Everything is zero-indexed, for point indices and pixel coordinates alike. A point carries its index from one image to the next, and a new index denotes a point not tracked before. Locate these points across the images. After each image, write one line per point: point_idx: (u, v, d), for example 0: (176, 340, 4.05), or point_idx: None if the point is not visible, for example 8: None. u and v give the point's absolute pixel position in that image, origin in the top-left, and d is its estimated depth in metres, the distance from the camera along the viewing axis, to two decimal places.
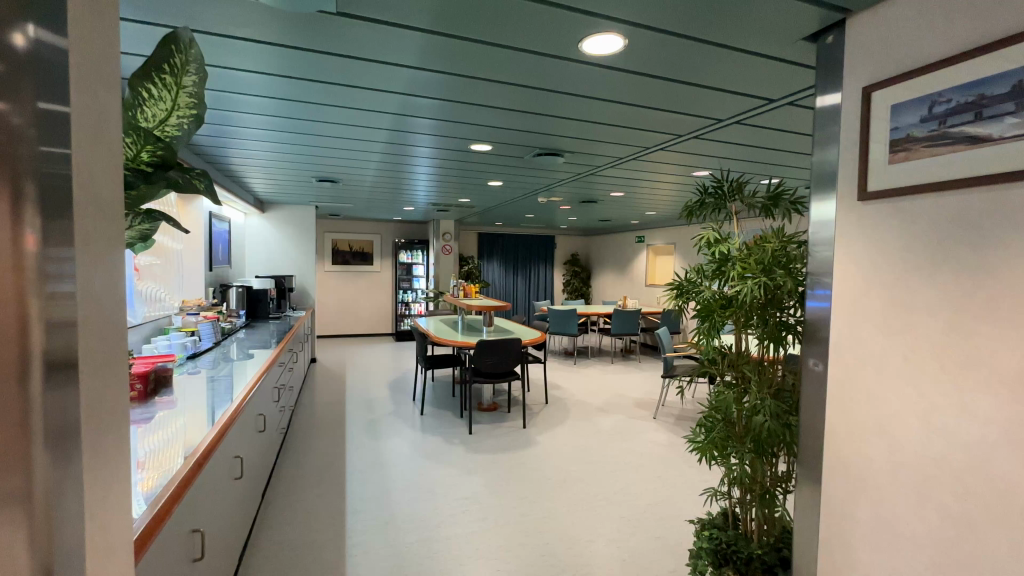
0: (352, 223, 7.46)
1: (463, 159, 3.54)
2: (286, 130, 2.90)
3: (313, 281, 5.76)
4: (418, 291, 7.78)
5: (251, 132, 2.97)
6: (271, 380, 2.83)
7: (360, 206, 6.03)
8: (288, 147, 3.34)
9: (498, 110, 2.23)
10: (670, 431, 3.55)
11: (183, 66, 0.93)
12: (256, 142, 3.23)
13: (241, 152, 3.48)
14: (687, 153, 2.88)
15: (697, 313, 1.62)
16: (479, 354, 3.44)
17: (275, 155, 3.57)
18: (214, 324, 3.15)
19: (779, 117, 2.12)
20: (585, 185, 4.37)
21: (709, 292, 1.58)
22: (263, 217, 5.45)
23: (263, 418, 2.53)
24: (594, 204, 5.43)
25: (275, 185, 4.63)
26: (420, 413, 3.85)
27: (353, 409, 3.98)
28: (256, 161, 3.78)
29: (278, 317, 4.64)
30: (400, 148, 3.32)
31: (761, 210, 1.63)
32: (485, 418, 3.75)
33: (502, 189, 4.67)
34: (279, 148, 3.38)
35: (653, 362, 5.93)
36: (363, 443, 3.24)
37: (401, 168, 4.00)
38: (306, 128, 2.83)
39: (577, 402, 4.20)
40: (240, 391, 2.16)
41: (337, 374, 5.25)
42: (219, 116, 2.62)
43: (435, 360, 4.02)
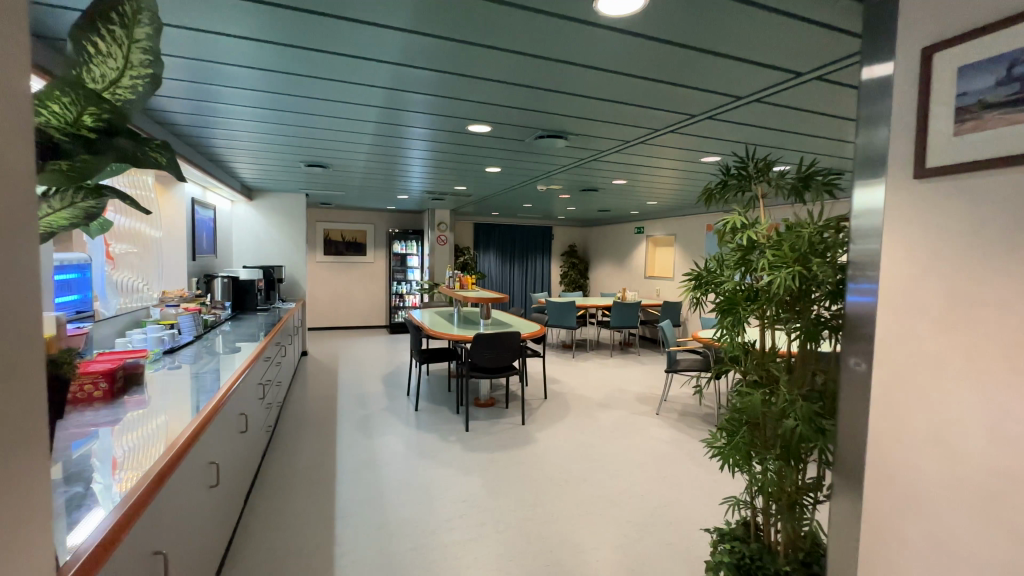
0: (344, 212, 7.25)
1: (461, 143, 3.36)
2: (270, 109, 2.69)
3: (304, 271, 5.57)
4: (413, 282, 7.60)
5: (232, 111, 2.76)
6: (255, 377, 2.66)
7: (353, 194, 5.82)
8: (273, 129, 3.13)
9: (500, 84, 2.04)
10: (674, 427, 3.43)
11: (134, 16, 0.74)
12: (240, 123, 3.02)
13: (224, 133, 3.26)
14: (698, 136, 2.71)
15: (719, 306, 1.47)
16: (477, 349, 3.28)
17: (261, 138, 3.36)
18: (195, 317, 2.97)
19: (803, 95, 1.96)
20: (586, 172, 4.20)
21: (732, 284, 1.43)
22: (251, 205, 5.25)
23: (246, 417, 2.36)
24: (594, 193, 5.27)
25: (262, 170, 4.41)
26: (414, 408, 3.71)
27: (345, 406, 3.80)
28: (240, 145, 3.56)
29: (266, 308, 4.45)
30: (394, 131, 3.12)
31: (791, 192, 1.48)
32: (482, 414, 3.61)
33: (500, 177, 4.49)
34: (265, 130, 3.16)
35: (653, 356, 5.82)
36: (355, 442, 3.09)
37: (394, 153, 3.80)
38: (291, 106, 2.62)
39: (577, 397, 4.07)
40: (219, 389, 1.98)
41: (329, 368, 5.07)
42: (197, 92, 2.41)
43: (430, 355, 3.85)
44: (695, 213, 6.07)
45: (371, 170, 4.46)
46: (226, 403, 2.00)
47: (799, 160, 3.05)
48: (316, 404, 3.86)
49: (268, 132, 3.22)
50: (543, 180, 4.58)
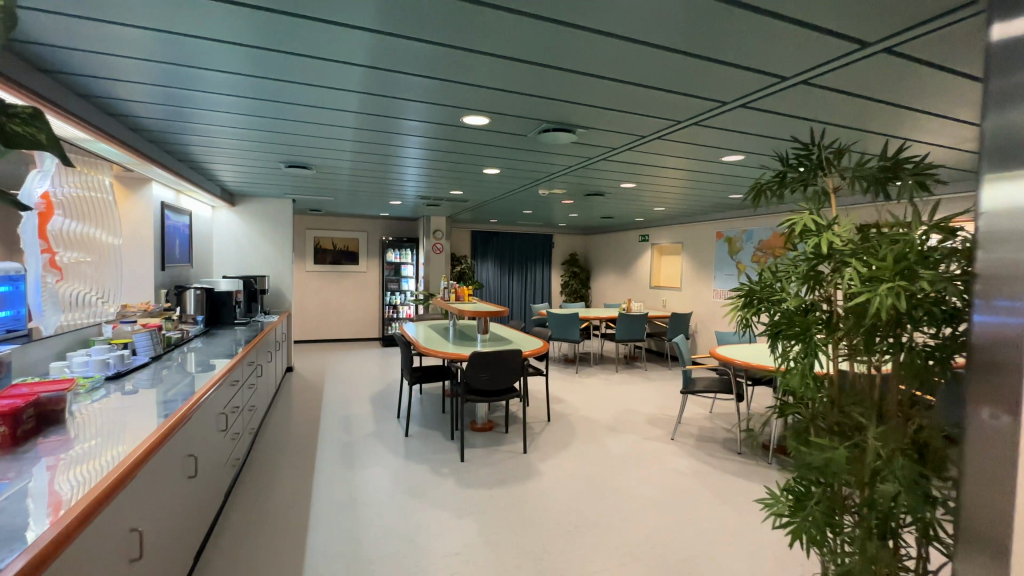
0: (336, 219, 6.93)
1: (462, 145, 3.07)
2: (254, 111, 2.42)
3: (290, 282, 5.21)
4: (407, 293, 7.26)
5: (213, 114, 2.50)
6: (221, 404, 2.33)
7: (344, 200, 5.50)
8: (257, 133, 2.86)
9: (502, 65, 1.71)
10: (692, 456, 3.09)
11: None
12: (218, 128, 2.76)
13: (203, 139, 3.00)
14: (723, 130, 2.41)
15: (784, 332, 1.16)
16: (474, 369, 2.94)
17: (243, 142, 3.09)
18: (155, 335, 2.60)
19: (860, 72, 1.66)
20: (591, 175, 3.90)
21: (797, 303, 1.13)
22: (234, 211, 4.93)
23: (198, 459, 1.99)
24: (598, 199, 4.97)
25: (247, 175, 4.12)
26: (404, 433, 3.36)
27: (328, 431, 3.44)
28: (220, 150, 3.28)
29: (245, 322, 4.10)
30: (391, 133, 2.83)
31: (869, 185, 1.16)
32: (479, 440, 3.26)
33: (498, 180, 4.18)
34: (249, 135, 2.91)
35: (660, 371, 5.49)
36: (335, 476, 2.73)
37: (389, 156, 3.51)
38: (276, 106, 2.34)
39: (583, 419, 3.73)
40: (165, 420, 1.70)
41: (315, 386, 4.72)
42: (168, 91, 2.14)
43: (423, 373, 3.51)
44: (703, 220, 5.79)
45: (364, 174, 4.16)
46: (171, 438, 1.71)
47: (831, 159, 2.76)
48: (298, 428, 3.50)
49: (253, 137, 2.96)
50: (545, 184, 4.28)
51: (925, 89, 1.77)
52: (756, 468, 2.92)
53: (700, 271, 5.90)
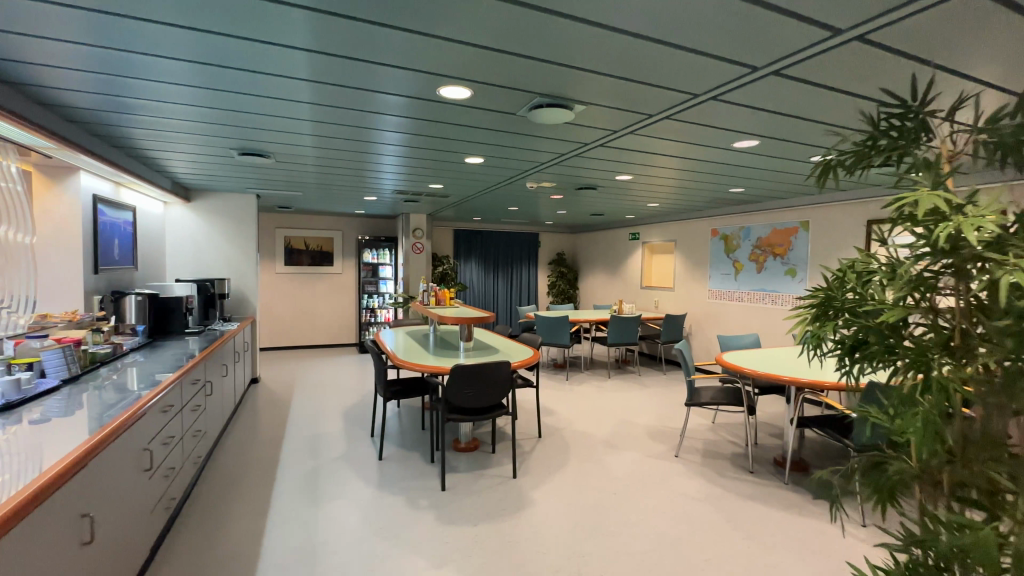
0: (309, 218, 6.48)
1: (443, 133, 2.71)
2: (202, 83, 1.97)
3: (254, 285, 4.75)
4: (386, 295, 6.84)
5: (150, 87, 2.04)
6: (148, 436, 1.92)
7: (315, 196, 5.06)
8: (210, 116, 2.43)
9: (489, 10, 1.33)
10: (700, 476, 2.77)
11: None
12: (160, 108, 2.31)
13: (142, 123, 2.55)
14: (741, 108, 2.09)
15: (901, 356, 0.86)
16: (457, 384, 2.58)
17: (190, 129, 2.65)
18: (68, 353, 2.16)
19: (932, 25, 1.33)
20: (583, 167, 3.56)
21: (898, 313, 0.84)
22: (189, 207, 4.46)
23: (104, 517, 1.56)
24: (588, 194, 4.64)
25: (199, 166, 3.66)
26: (378, 456, 2.97)
27: (290, 455, 3.02)
28: (162, 138, 2.83)
29: (198, 331, 3.66)
30: (365, 118, 2.45)
31: (999, 152, 0.85)
32: (463, 463, 2.89)
33: (481, 173, 3.83)
34: (201, 119, 2.48)
35: (655, 377, 5.19)
36: (294, 514, 2.33)
37: (360, 147, 3.13)
38: (227, 75, 1.89)
39: (578, 435, 3.39)
40: (51, 464, 1.30)
41: (282, 399, 4.30)
42: (87, 51, 1.67)
43: (400, 388, 3.10)
44: (697, 216, 5.52)
45: (332, 167, 3.76)
46: (65, 486, 1.31)
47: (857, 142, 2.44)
48: (255, 452, 3.07)
49: (205, 122, 2.53)
50: (532, 177, 3.93)
51: (1002, 50, 1.45)
52: (771, 489, 2.62)
53: (695, 270, 5.61)
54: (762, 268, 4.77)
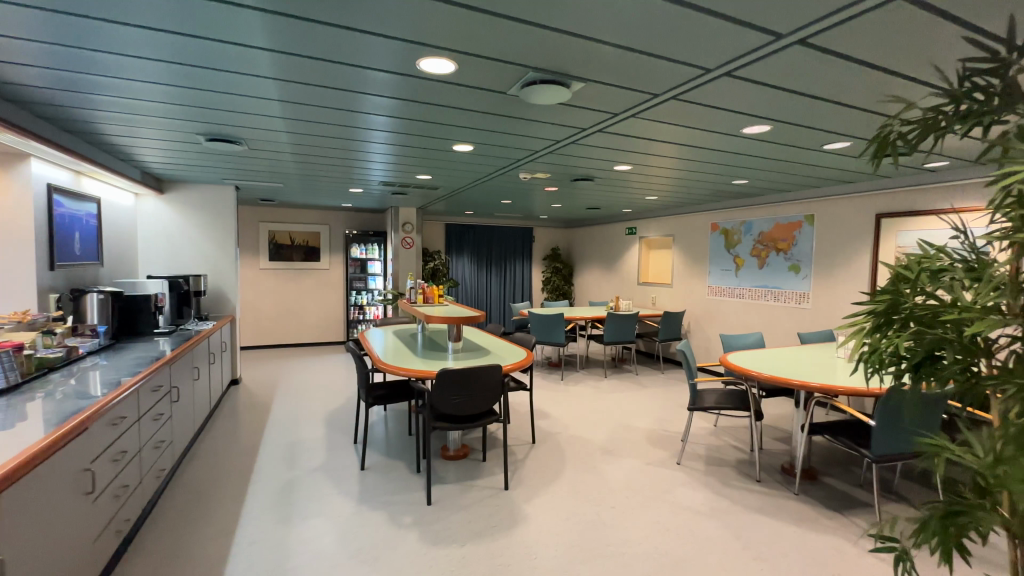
0: (294, 212, 6.24)
1: (433, 118, 2.47)
2: (150, 53, 1.72)
3: (233, 282, 4.50)
4: (375, 292, 6.63)
5: (92, 60, 1.78)
6: (92, 454, 1.69)
7: (297, 188, 4.81)
8: (172, 94, 2.18)
9: None
10: (703, 486, 2.60)
11: None
12: (112, 85, 2.05)
13: (96, 104, 2.29)
14: (755, 87, 1.89)
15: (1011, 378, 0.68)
16: (445, 389, 2.38)
17: (152, 110, 2.39)
18: (6, 359, 1.93)
19: None
20: (579, 157, 3.35)
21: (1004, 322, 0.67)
22: (162, 199, 4.21)
23: (28, 555, 1.34)
24: (584, 186, 4.44)
25: (171, 156, 3.40)
26: (361, 466, 2.78)
27: (265, 465, 2.81)
28: (122, 121, 2.57)
29: (170, 332, 3.43)
30: (346, 99, 2.20)
31: None
32: (451, 473, 2.69)
33: (473, 163, 3.61)
34: (163, 98, 2.22)
35: (653, 376, 5.02)
36: (264, 533, 2.13)
37: (345, 134, 2.87)
38: (176, 45, 1.64)
39: (573, 440, 3.21)
40: None
41: (264, 401, 4.09)
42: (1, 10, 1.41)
43: (385, 393, 2.89)
44: (696, 210, 5.35)
45: (315, 157, 3.51)
46: None
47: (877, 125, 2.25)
48: (227, 463, 2.85)
49: (167, 101, 2.27)
50: (525, 168, 3.72)
51: None
52: (781, 500, 2.45)
53: (693, 265, 5.44)
54: (763, 264, 4.60)
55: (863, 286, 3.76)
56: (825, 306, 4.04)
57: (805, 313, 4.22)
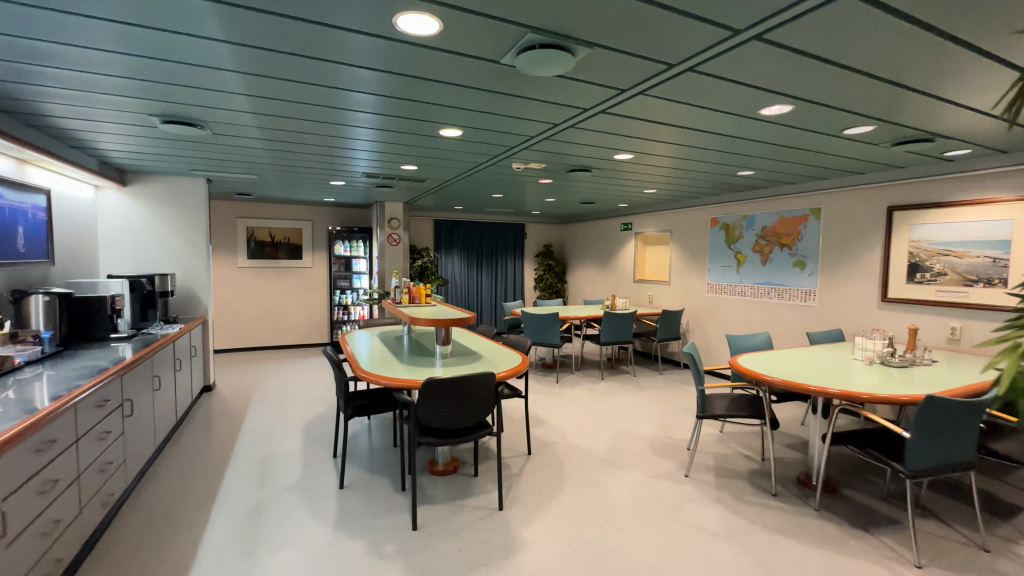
0: (273, 207, 5.93)
1: (421, 96, 2.19)
2: (73, 5, 1.41)
3: (205, 282, 4.19)
4: (360, 291, 6.33)
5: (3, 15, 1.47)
6: (4, 489, 1.40)
7: (275, 181, 4.50)
8: (121, 66, 1.87)
9: None
10: (716, 502, 2.39)
11: None
12: (47, 52, 1.73)
13: (32, 76, 1.96)
14: (785, 57, 1.66)
15: None
16: (433, 401, 2.12)
17: (100, 86, 2.07)
18: None
19: None
20: (577, 147, 3.11)
21: None
22: (124, 191, 3.88)
23: None
24: (580, 178, 4.21)
25: (132, 143, 3.07)
26: (339, 485, 2.51)
27: (233, 484, 2.53)
28: (67, 99, 2.24)
29: (130, 336, 3.13)
30: (320, 71, 1.90)
31: None
32: (440, 491, 2.44)
33: (464, 152, 3.33)
34: (111, 70, 1.91)
35: (651, 378, 4.81)
36: (226, 568, 1.86)
37: (325, 118, 2.57)
38: None
39: (572, 450, 2.98)
40: None
41: (238, 409, 3.79)
42: None
43: (367, 403, 2.62)
44: (695, 204, 5.14)
45: (292, 146, 3.20)
46: None
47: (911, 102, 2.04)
48: (191, 482, 2.56)
49: (117, 74, 1.96)
50: (518, 157, 3.47)
51: None
52: (801, 518, 2.24)
53: (692, 262, 5.24)
54: (767, 260, 4.42)
55: (873, 283, 3.58)
56: (833, 304, 3.86)
57: (811, 311, 4.04)
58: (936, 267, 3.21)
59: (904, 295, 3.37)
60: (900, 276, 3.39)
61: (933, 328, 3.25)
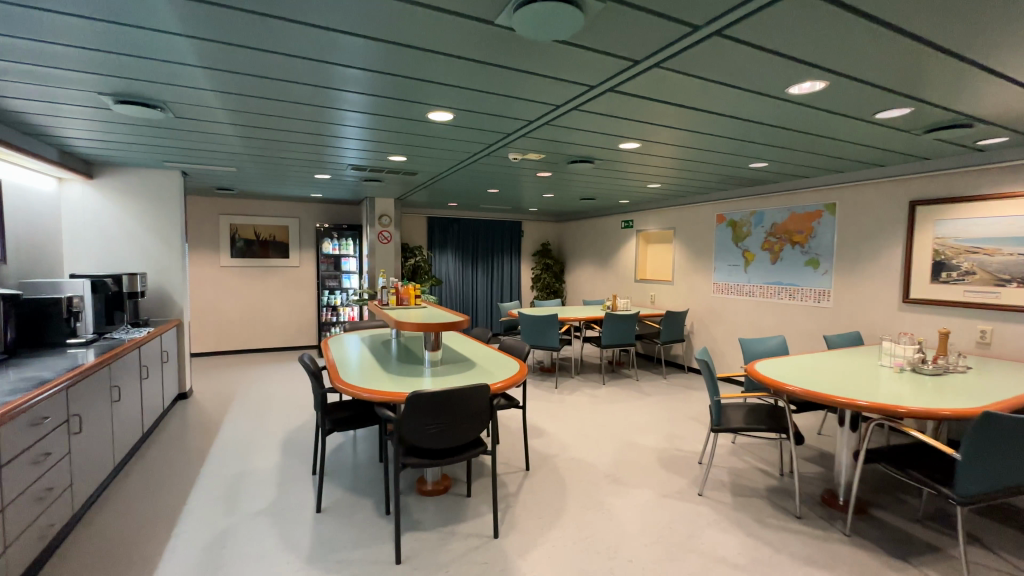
0: (258, 203, 5.66)
1: (418, 72, 1.91)
2: None
3: (181, 282, 3.92)
4: (350, 291, 6.06)
5: None
6: None
7: (255, 175, 4.21)
8: (78, 31, 1.58)
9: None
10: (735, 526, 2.15)
11: None
12: None
13: None
14: (830, 17, 1.40)
15: None
16: (419, 417, 1.88)
17: (54, 57, 1.78)
18: None
19: None
20: (581, 136, 2.86)
21: None
22: (91, 184, 3.60)
23: None
24: (581, 171, 3.96)
25: (96, 130, 2.78)
26: (316, 508, 2.25)
27: (198, 508, 2.28)
28: (18, 74, 1.95)
29: (91, 342, 2.87)
30: (285, 36, 1.61)
31: None
32: (429, 516, 2.19)
33: (459, 142, 3.07)
34: (40, 35, 1.61)
35: (655, 383, 4.58)
36: None
37: (311, 99, 2.28)
38: None
39: (574, 465, 2.73)
40: None
41: (214, 418, 3.53)
42: None
43: (348, 416, 2.37)
44: (700, 200, 4.91)
45: (274, 134, 2.91)
46: None
47: (960, 76, 1.79)
48: (152, 505, 2.29)
49: (74, 43, 1.67)
50: (515, 148, 3.20)
51: None
52: (832, 546, 2.00)
53: (696, 260, 5.01)
54: (777, 258, 4.19)
55: (893, 283, 3.36)
56: (850, 305, 3.64)
57: (825, 313, 3.82)
58: (963, 266, 2.98)
59: (928, 296, 3.15)
60: (923, 276, 3.17)
61: (960, 332, 3.02)
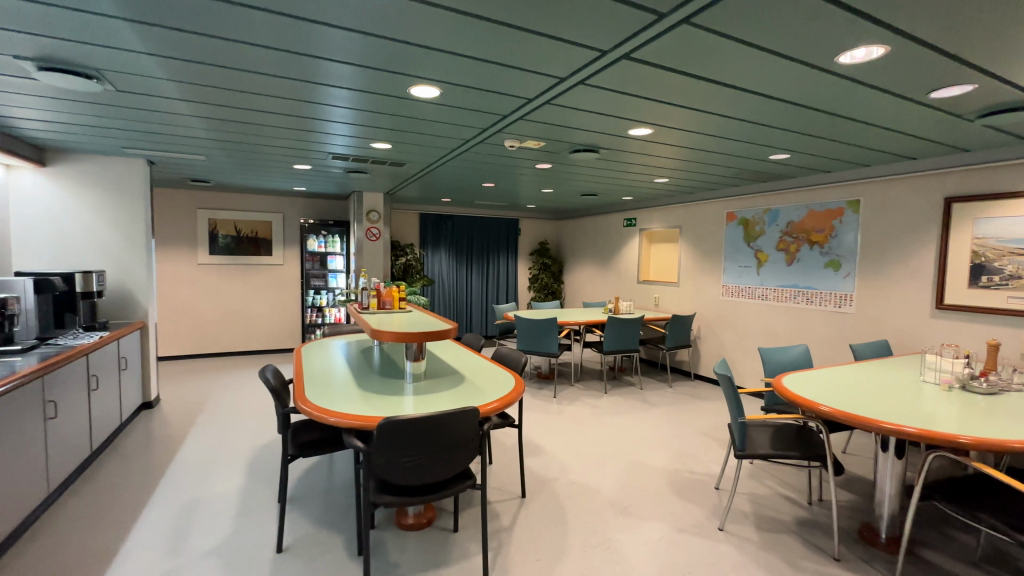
0: (239, 197, 5.33)
1: (407, 32, 1.57)
2: None
3: (145, 281, 3.59)
4: (336, 291, 5.74)
5: None
6: None
7: (231, 165, 3.85)
8: None
9: None
10: (763, 569, 1.85)
11: None
12: None
13: None
14: None
15: None
16: (394, 449, 1.57)
17: None
18: None
19: None
20: (588, 120, 2.53)
21: None
22: (44, 173, 3.26)
23: None
24: (584, 163, 3.65)
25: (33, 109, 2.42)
26: (278, 547, 1.93)
27: (140, 545, 1.95)
28: None
29: (30, 348, 2.53)
30: None
31: None
32: (408, 557, 1.88)
33: (454, 126, 2.72)
34: None
35: (660, 392, 4.28)
36: None
37: (287, 71, 1.94)
38: None
39: (576, 491, 2.42)
40: None
41: (179, 432, 3.21)
42: None
43: (318, 439, 2.06)
44: (710, 197, 4.60)
45: (244, 116, 2.56)
46: None
47: None
48: (86, 542, 1.97)
49: None
50: (515, 134, 2.87)
51: None
52: None
53: (704, 260, 4.72)
54: (793, 259, 3.90)
55: (925, 287, 3.07)
56: (875, 310, 3.34)
57: (847, 318, 3.52)
58: (1007, 268, 2.69)
59: (966, 302, 2.85)
60: (959, 279, 2.88)
61: (1003, 342, 2.73)
